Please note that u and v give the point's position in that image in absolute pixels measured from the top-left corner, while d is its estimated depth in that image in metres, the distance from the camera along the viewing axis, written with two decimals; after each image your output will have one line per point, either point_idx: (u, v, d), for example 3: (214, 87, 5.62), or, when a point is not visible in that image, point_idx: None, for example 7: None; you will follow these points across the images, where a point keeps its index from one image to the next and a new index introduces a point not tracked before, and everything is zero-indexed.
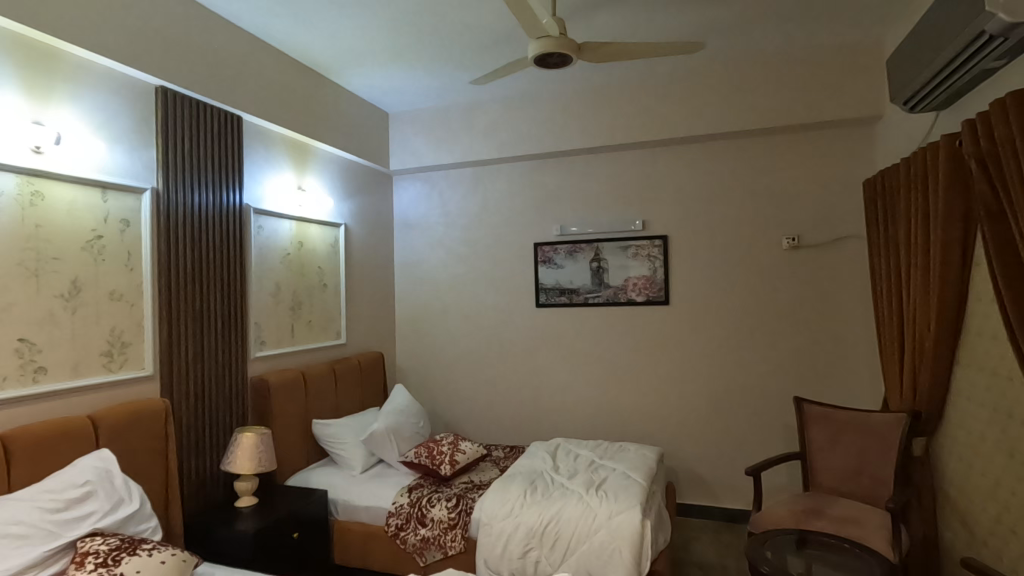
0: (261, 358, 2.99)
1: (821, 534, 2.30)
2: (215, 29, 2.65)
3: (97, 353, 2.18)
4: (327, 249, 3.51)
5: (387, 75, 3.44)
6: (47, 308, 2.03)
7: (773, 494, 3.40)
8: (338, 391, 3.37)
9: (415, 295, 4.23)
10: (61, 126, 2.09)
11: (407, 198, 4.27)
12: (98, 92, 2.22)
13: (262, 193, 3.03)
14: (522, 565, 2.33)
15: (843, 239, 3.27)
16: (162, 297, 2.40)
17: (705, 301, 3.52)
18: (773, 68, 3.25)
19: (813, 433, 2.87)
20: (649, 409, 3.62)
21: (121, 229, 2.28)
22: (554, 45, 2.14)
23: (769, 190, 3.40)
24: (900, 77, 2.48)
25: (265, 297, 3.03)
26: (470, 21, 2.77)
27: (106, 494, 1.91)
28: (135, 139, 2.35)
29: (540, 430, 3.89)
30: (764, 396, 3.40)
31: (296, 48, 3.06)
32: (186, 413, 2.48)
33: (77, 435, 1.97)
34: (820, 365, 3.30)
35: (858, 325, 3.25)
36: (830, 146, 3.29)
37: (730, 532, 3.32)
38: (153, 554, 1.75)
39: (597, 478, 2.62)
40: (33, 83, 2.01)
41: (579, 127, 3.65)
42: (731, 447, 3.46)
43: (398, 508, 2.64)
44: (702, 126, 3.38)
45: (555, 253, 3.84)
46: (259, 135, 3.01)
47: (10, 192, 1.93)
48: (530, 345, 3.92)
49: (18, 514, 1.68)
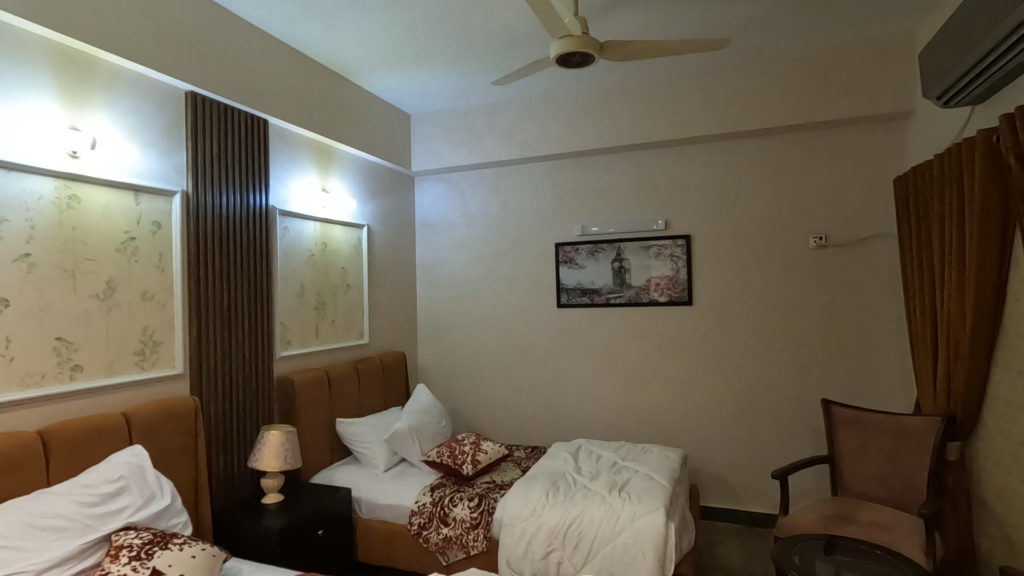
0: (287, 357, 3.04)
1: (851, 540, 2.25)
2: (241, 35, 2.71)
3: (130, 352, 2.24)
4: (351, 250, 3.55)
5: (410, 77, 3.46)
6: (83, 307, 2.09)
7: (801, 498, 3.34)
8: (361, 391, 3.41)
9: (437, 295, 4.26)
10: (97, 131, 2.16)
11: (429, 198, 4.30)
12: (131, 97, 2.29)
13: (288, 195, 3.08)
14: (544, 566, 2.32)
15: (874, 238, 3.19)
16: (192, 297, 2.45)
17: (729, 302, 3.47)
18: (799, 63, 3.19)
19: (841, 436, 2.81)
20: (672, 410, 3.59)
21: (153, 231, 2.34)
22: (577, 45, 2.13)
23: (796, 188, 3.34)
24: (933, 72, 2.41)
25: (290, 297, 3.08)
26: (491, 22, 2.78)
27: (138, 489, 1.96)
28: (166, 143, 2.41)
29: (561, 431, 3.87)
30: (791, 399, 3.34)
31: (320, 52, 3.10)
32: (215, 411, 2.53)
33: (111, 431, 2.03)
34: (850, 367, 3.23)
35: (889, 325, 3.17)
36: (859, 143, 3.22)
37: (755, 536, 3.27)
38: (184, 549, 1.78)
39: (619, 479, 2.60)
40: (70, 90, 2.08)
41: (600, 126, 3.63)
42: (757, 450, 3.41)
43: (421, 507, 2.66)
44: (726, 124, 3.33)
45: (576, 253, 3.82)
46: (284, 137, 3.06)
47: (48, 196, 2.00)
48: (552, 345, 3.91)
49: (56, 507, 1.74)
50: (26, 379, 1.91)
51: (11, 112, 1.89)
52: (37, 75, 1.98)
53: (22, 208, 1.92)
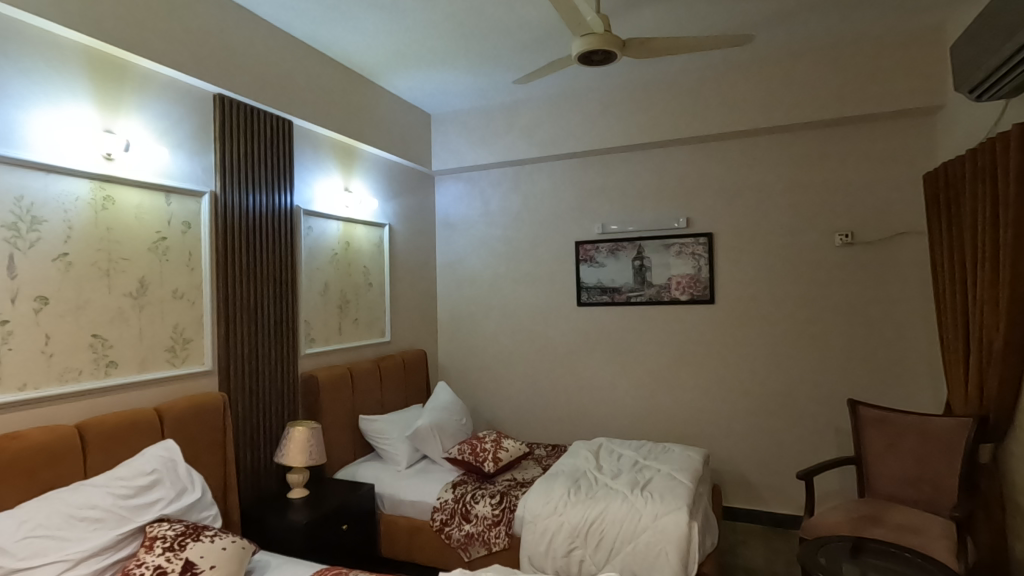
0: (311, 354, 3.08)
1: (879, 542, 2.21)
2: (266, 38, 2.76)
3: (162, 348, 2.30)
4: (372, 249, 3.59)
5: (431, 76, 3.48)
6: (117, 305, 2.15)
7: (826, 500, 3.29)
8: (383, 388, 3.45)
9: (457, 293, 4.29)
10: (130, 134, 2.22)
11: (449, 198, 4.33)
12: (162, 100, 2.34)
13: (312, 195, 3.13)
14: (566, 564, 2.33)
15: (902, 235, 3.13)
16: (220, 295, 2.51)
17: (753, 301, 3.43)
18: (824, 57, 3.14)
19: (869, 437, 2.76)
20: (694, 410, 3.56)
21: (183, 230, 2.39)
22: (600, 42, 2.13)
23: (820, 184, 3.29)
24: (965, 65, 2.35)
25: (314, 296, 3.13)
26: (512, 21, 2.78)
27: (171, 482, 2.01)
28: (195, 145, 2.47)
29: (581, 429, 3.88)
30: (816, 398, 3.29)
31: (342, 53, 3.14)
32: (242, 407, 2.59)
33: (144, 426, 2.08)
34: (877, 366, 3.17)
35: (918, 324, 3.10)
36: (887, 137, 3.15)
37: (779, 537, 3.23)
38: (215, 540, 1.83)
39: (641, 478, 2.59)
40: (103, 95, 2.13)
41: (620, 124, 3.62)
42: (780, 451, 3.36)
43: (443, 504, 2.68)
44: (749, 120, 3.29)
45: (596, 251, 3.82)
46: (309, 138, 3.11)
47: (84, 197, 2.05)
48: (572, 344, 3.91)
49: (93, 499, 1.79)
50: (64, 375, 1.97)
51: (49, 116, 1.95)
52: (73, 80, 2.03)
53: (59, 209, 1.97)
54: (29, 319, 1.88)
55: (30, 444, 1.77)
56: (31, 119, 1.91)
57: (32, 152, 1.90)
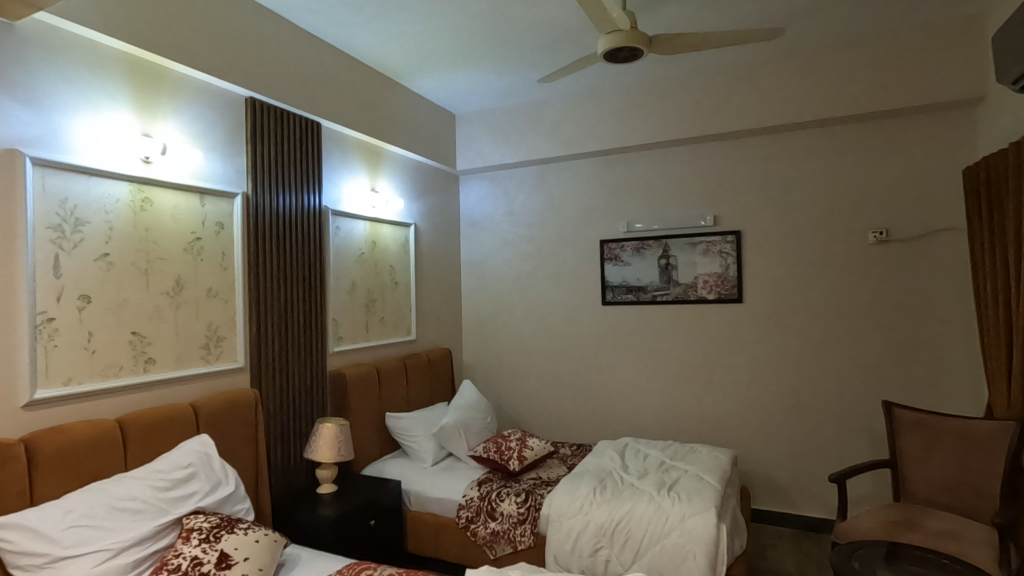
0: (339, 352, 3.14)
1: (915, 548, 2.14)
2: (295, 42, 2.81)
3: (196, 346, 2.36)
4: (398, 248, 3.63)
5: (457, 77, 3.50)
6: (155, 304, 2.22)
7: (859, 503, 3.21)
8: (409, 386, 3.48)
9: (481, 292, 4.31)
10: (167, 138, 2.28)
11: (473, 197, 4.35)
12: (196, 104, 2.41)
13: (340, 196, 3.18)
14: (592, 563, 2.32)
15: (940, 232, 3.03)
16: (252, 293, 2.58)
17: (782, 300, 3.37)
18: (856, 50, 3.07)
19: (904, 441, 2.68)
20: (722, 410, 3.51)
21: (216, 231, 2.46)
22: (626, 39, 2.12)
23: (852, 181, 3.21)
24: (1006, 55, 2.26)
25: (342, 294, 3.18)
26: (538, 19, 2.78)
27: (206, 475, 2.07)
28: (227, 147, 2.53)
29: (605, 429, 3.86)
30: (848, 399, 3.21)
31: (368, 55, 3.19)
32: (273, 403, 2.65)
33: (180, 420, 2.15)
34: (913, 367, 3.08)
35: (957, 324, 3.00)
36: (923, 132, 3.06)
37: (810, 541, 3.16)
38: (248, 533, 1.88)
39: (668, 479, 2.57)
40: (142, 100, 2.20)
41: (645, 121, 3.59)
42: (811, 454, 3.29)
43: (469, 501, 2.70)
44: (777, 116, 3.24)
45: (621, 250, 3.79)
46: (337, 140, 3.16)
47: (124, 199, 2.12)
48: (597, 343, 3.89)
49: (133, 491, 1.86)
50: (106, 370, 2.04)
51: (91, 121, 2.03)
52: (114, 87, 2.11)
53: (101, 210, 2.05)
54: (73, 317, 1.96)
55: (74, 437, 1.84)
56: (74, 124, 1.98)
57: (75, 157, 1.98)
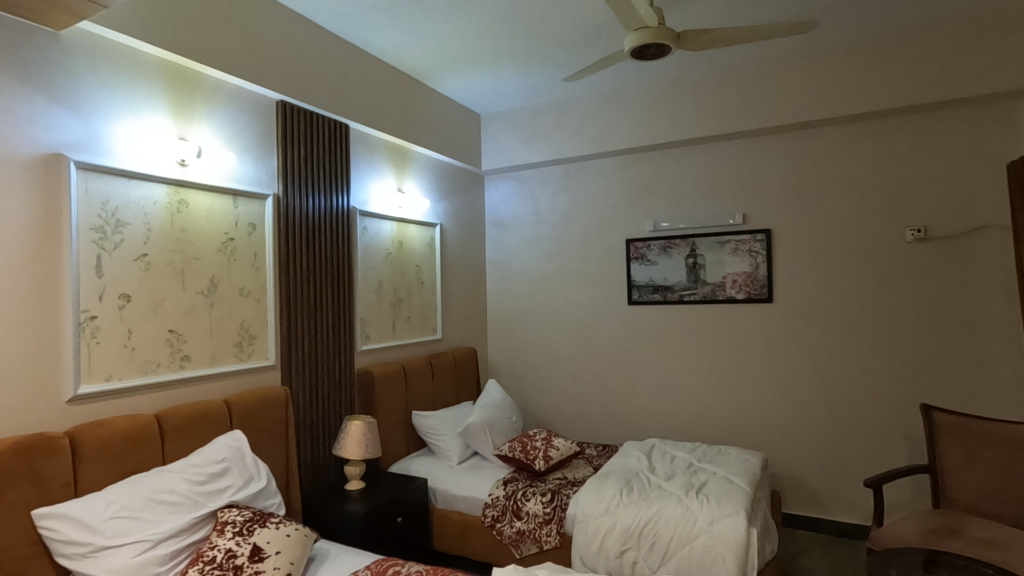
0: (367, 351, 3.18)
1: (953, 556, 2.05)
2: (324, 45, 2.86)
3: (230, 344, 2.42)
4: (424, 248, 3.66)
5: (482, 76, 3.52)
6: (191, 302, 2.28)
7: (896, 509, 3.11)
8: (434, 384, 3.51)
9: (506, 292, 4.31)
10: (202, 141, 2.35)
11: (498, 197, 4.36)
12: (229, 108, 2.46)
13: (367, 196, 3.22)
14: (619, 565, 2.30)
15: (983, 229, 2.92)
16: (282, 292, 2.63)
17: (815, 299, 3.29)
18: (892, 43, 2.98)
19: (945, 445, 2.59)
20: (752, 412, 3.45)
21: (248, 231, 2.51)
22: (654, 36, 2.10)
23: (888, 177, 3.12)
24: None
25: (369, 294, 3.23)
26: (564, 18, 2.77)
27: (239, 470, 2.12)
28: (259, 150, 2.59)
29: (631, 429, 3.82)
30: (884, 402, 3.12)
31: (396, 57, 3.22)
32: (303, 401, 2.70)
33: (215, 416, 2.20)
34: (954, 369, 2.97)
35: (1001, 325, 2.88)
36: (964, 126, 2.95)
37: (844, 547, 3.08)
38: (280, 527, 1.92)
39: (696, 481, 2.53)
40: (178, 105, 2.26)
41: (672, 118, 3.55)
42: (845, 457, 3.21)
43: (495, 500, 2.71)
44: (809, 111, 3.17)
45: (648, 249, 3.75)
46: (364, 141, 3.20)
47: (161, 201, 2.18)
48: (623, 343, 3.86)
49: (170, 484, 1.91)
50: (144, 367, 2.11)
51: (131, 126, 2.10)
52: (152, 92, 2.17)
53: (140, 212, 2.11)
54: (113, 315, 2.02)
55: (114, 431, 1.90)
56: (115, 129, 2.05)
57: (116, 160, 2.04)
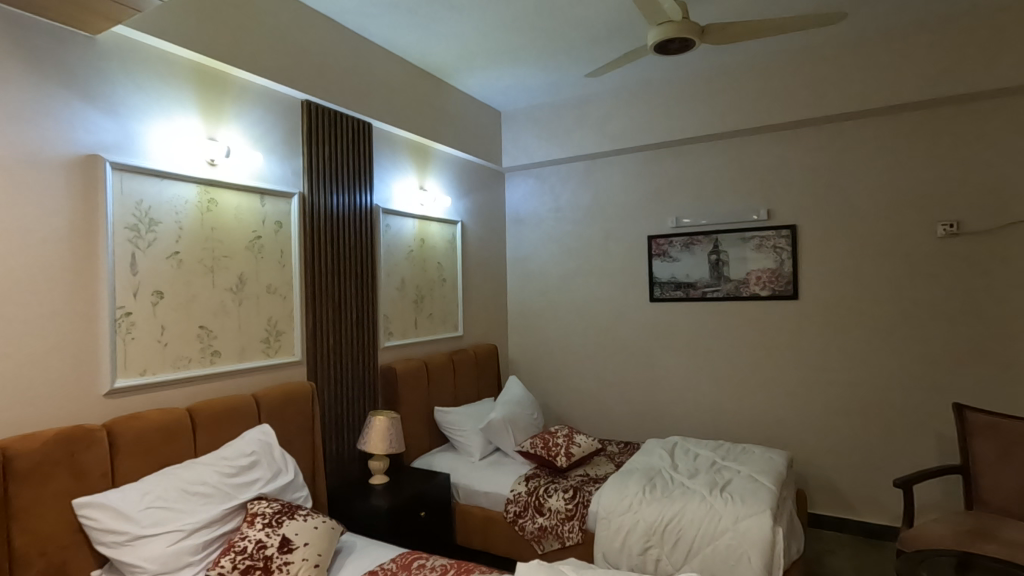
0: (390, 347, 3.22)
1: (987, 558, 2.00)
2: (349, 45, 2.90)
3: (257, 340, 2.47)
4: (446, 245, 3.69)
5: (503, 74, 3.53)
6: (220, 299, 2.33)
7: (927, 510, 3.04)
8: (456, 381, 3.54)
9: (526, 289, 4.32)
10: (230, 141, 2.39)
11: (519, 194, 4.36)
12: (256, 109, 2.51)
13: (390, 194, 3.26)
14: (642, 562, 2.30)
15: (1019, 224, 2.83)
16: (307, 289, 2.67)
17: (841, 297, 3.23)
18: (921, 33, 2.91)
19: (978, 445, 2.53)
20: (776, 410, 3.40)
21: (275, 229, 2.56)
22: (676, 31, 2.09)
23: (918, 171, 3.04)
24: None
25: (392, 290, 3.26)
26: (586, 14, 2.76)
27: (267, 463, 2.16)
28: (284, 149, 2.63)
29: (653, 426, 3.81)
30: (914, 401, 3.05)
31: (418, 57, 3.25)
32: (328, 396, 2.74)
33: (243, 411, 2.25)
34: (987, 368, 2.89)
35: None
36: (998, 117, 2.87)
37: (872, 548, 3.03)
38: (308, 520, 1.96)
39: (720, 479, 2.51)
40: (208, 106, 2.32)
41: (694, 112, 3.52)
42: (873, 457, 3.15)
43: (517, 496, 2.72)
44: (836, 105, 3.11)
45: (670, 245, 3.73)
46: (387, 140, 3.23)
47: (192, 200, 2.23)
48: (644, 340, 3.84)
49: (203, 476, 1.96)
50: (177, 362, 2.17)
51: (163, 127, 2.15)
52: (183, 95, 2.23)
53: (172, 211, 2.17)
54: (148, 311, 2.08)
55: (149, 424, 1.96)
56: (148, 130, 2.10)
57: (149, 160, 2.10)
